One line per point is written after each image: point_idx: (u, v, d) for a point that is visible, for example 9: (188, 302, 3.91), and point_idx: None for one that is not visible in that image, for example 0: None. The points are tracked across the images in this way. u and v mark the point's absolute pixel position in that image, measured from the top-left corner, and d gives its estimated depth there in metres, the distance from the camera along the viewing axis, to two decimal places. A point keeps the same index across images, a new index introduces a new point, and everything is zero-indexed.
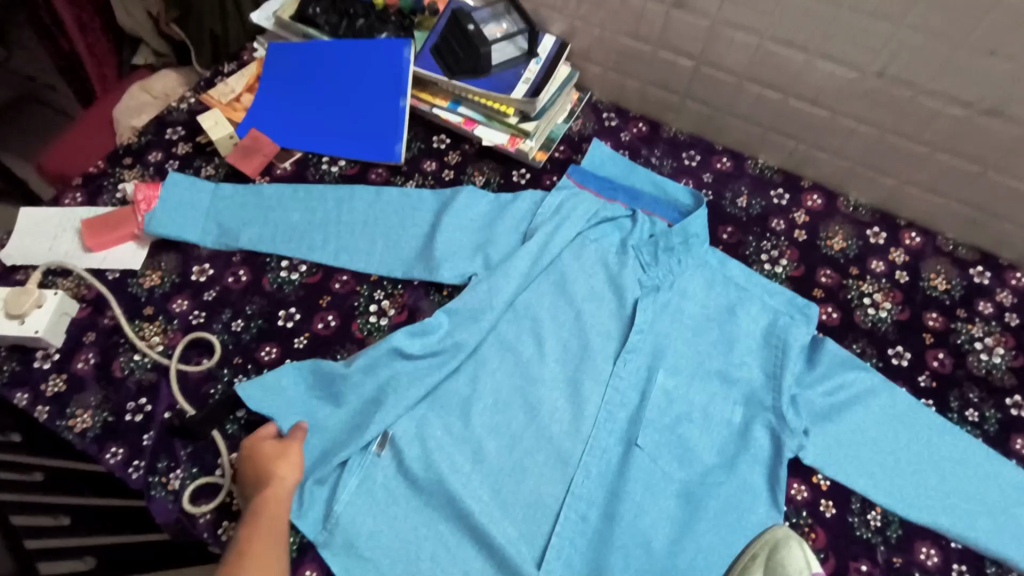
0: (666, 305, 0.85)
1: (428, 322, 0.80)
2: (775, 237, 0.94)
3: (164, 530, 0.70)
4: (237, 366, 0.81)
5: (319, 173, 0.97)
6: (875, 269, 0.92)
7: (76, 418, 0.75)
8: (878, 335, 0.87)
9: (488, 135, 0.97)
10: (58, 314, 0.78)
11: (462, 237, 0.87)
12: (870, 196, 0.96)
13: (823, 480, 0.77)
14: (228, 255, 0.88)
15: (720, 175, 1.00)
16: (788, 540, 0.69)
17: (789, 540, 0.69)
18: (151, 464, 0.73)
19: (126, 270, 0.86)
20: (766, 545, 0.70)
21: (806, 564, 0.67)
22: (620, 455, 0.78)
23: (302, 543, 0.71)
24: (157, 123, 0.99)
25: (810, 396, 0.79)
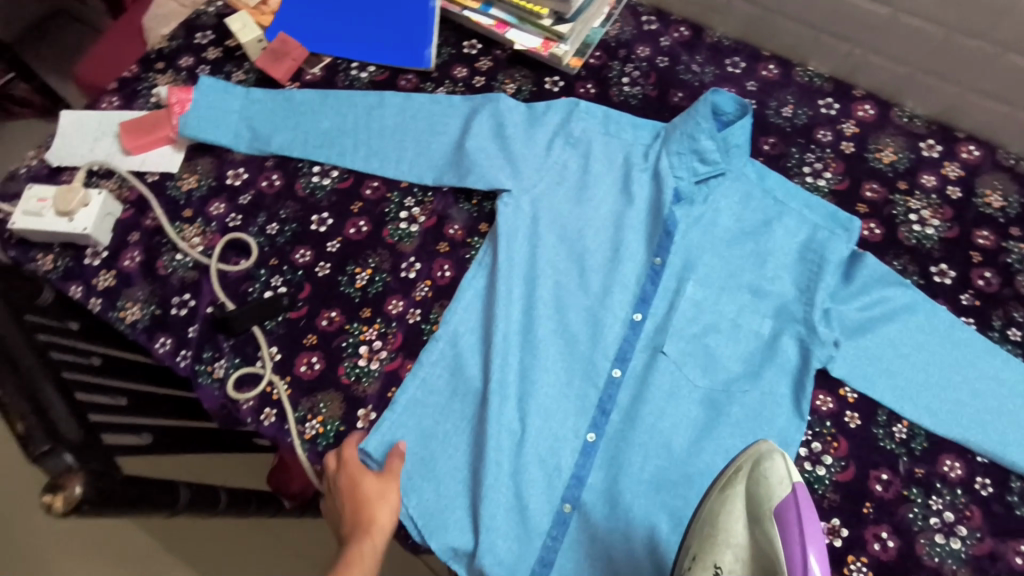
0: (700, 218, 0.84)
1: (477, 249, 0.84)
2: (821, 149, 0.90)
3: (212, 414, 0.76)
4: (273, 267, 0.83)
5: (348, 79, 0.95)
6: (925, 184, 0.87)
7: (127, 310, 0.79)
8: (922, 252, 0.84)
9: (522, 39, 0.94)
10: (103, 214, 0.81)
11: (492, 146, 0.85)
12: (927, 106, 0.90)
13: (850, 393, 0.77)
14: (262, 159, 0.89)
15: (766, 83, 0.94)
16: (771, 450, 0.58)
17: (773, 453, 0.58)
18: (197, 354, 0.78)
19: (164, 173, 0.87)
20: (750, 458, 0.61)
21: (787, 474, 0.56)
22: (645, 361, 0.79)
23: (338, 430, 0.76)
24: (187, 27, 0.98)
25: (844, 310, 0.78)
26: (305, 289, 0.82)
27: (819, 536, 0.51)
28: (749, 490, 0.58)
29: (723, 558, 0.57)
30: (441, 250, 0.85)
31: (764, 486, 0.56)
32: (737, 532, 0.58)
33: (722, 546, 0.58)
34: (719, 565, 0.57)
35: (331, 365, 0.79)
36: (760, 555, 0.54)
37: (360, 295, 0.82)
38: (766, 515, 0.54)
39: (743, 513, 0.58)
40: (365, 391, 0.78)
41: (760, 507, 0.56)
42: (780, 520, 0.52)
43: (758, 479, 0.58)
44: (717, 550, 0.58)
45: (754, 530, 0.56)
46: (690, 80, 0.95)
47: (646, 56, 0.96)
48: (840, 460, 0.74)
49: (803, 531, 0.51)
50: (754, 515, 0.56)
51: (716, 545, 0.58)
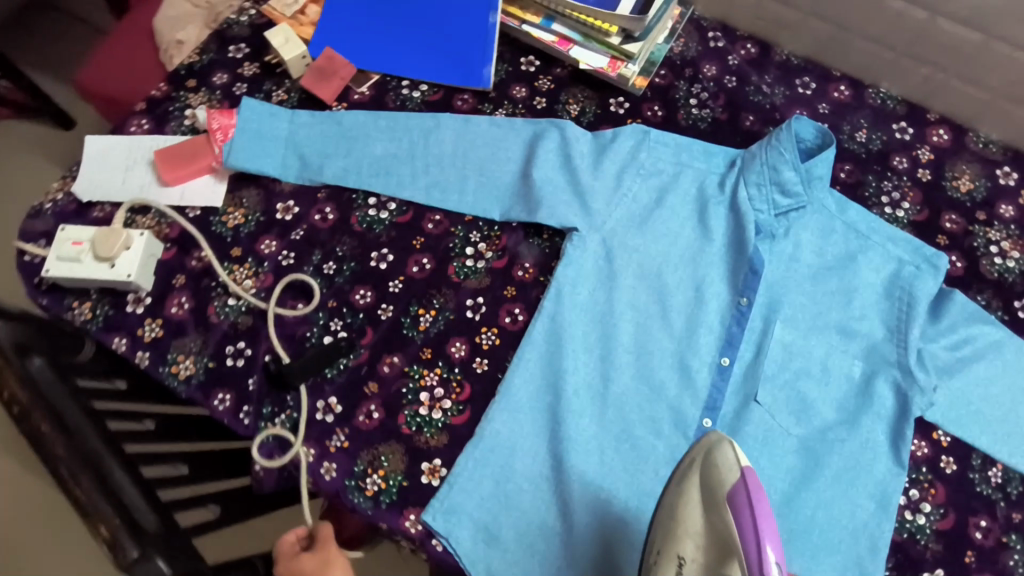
0: (782, 253, 0.81)
1: (548, 292, 0.78)
2: (897, 177, 0.87)
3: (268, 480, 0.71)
4: (332, 309, 0.77)
5: (400, 99, 0.88)
6: (1003, 214, 0.85)
7: (178, 364, 0.73)
8: (1006, 286, 0.82)
9: (587, 57, 0.88)
10: (147, 258, 0.74)
11: (560, 178, 0.81)
12: (1003, 132, 0.87)
13: (943, 436, 0.75)
14: (313, 190, 0.82)
15: (838, 106, 0.91)
16: (721, 439, 0.55)
17: (723, 441, 0.55)
18: (258, 410, 0.72)
19: (206, 207, 0.80)
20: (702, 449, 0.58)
21: (736, 459, 0.53)
22: (736, 409, 0.76)
23: (402, 485, 0.71)
24: (218, 40, 0.90)
25: (934, 350, 0.76)
26: (367, 334, 0.76)
27: (774, 520, 0.48)
28: (705, 479, 0.55)
29: (684, 548, 0.55)
30: (508, 294, 0.80)
31: (717, 475, 0.53)
32: (694, 519, 0.56)
33: (681, 535, 0.56)
34: (681, 556, 0.55)
35: (391, 413, 0.73)
36: (723, 542, 0.52)
37: (421, 337, 0.77)
38: (720, 501, 0.52)
39: (699, 502, 0.55)
40: (428, 443, 0.72)
41: (716, 496, 0.53)
42: (732, 503, 0.50)
43: (711, 468, 0.54)
44: (676, 539, 0.56)
45: (714, 518, 0.53)
46: (761, 102, 0.90)
47: (712, 75, 0.92)
48: (938, 507, 0.72)
49: (756, 515, 0.48)
50: (710, 502, 0.54)
51: (676, 535, 0.56)
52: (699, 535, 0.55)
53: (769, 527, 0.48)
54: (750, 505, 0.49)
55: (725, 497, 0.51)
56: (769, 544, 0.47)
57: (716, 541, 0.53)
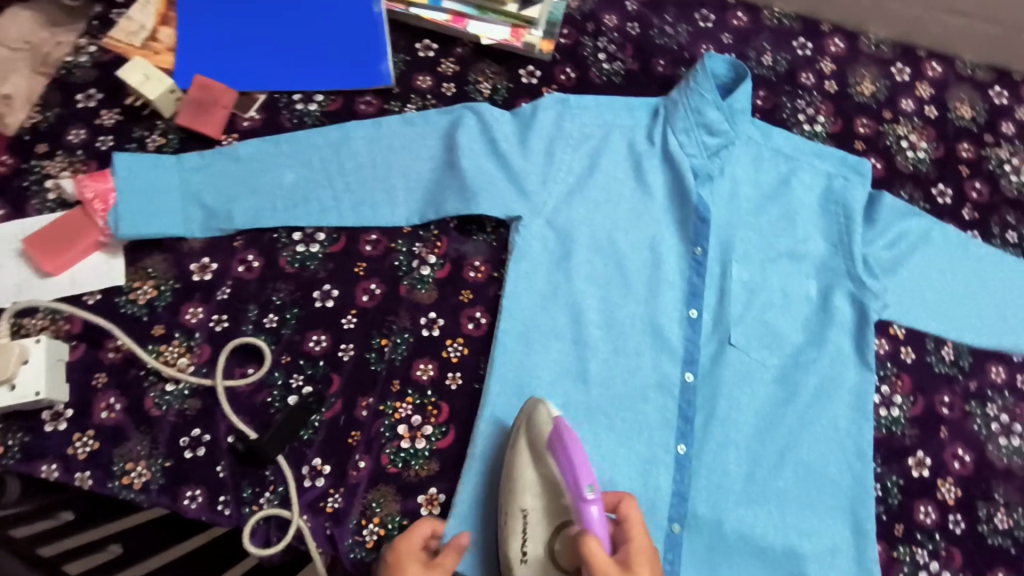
0: (722, 192, 0.78)
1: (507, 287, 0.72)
2: (808, 94, 0.89)
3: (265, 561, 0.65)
4: (289, 365, 0.70)
5: (296, 116, 0.79)
6: (905, 108, 0.90)
7: (130, 473, 0.64)
8: (921, 177, 0.87)
9: (487, 31, 0.84)
10: (53, 365, 0.64)
11: (488, 163, 0.74)
12: (889, 29, 0.91)
13: (899, 329, 0.80)
14: (228, 241, 0.73)
15: (740, 33, 0.91)
16: (535, 399, 0.64)
17: (536, 402, 0.64)
18: (238, 497, 0.65)
19: (107, 288, 0.70)
20: (526, 416, 0.65)
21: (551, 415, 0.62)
22: (712, 354, 0.74)
23: (401, 525, 0.67)
24: (60, 90, 0.78)
25: (876, 253, 0.78)
26: (333, 381, 0.70)
27: (586, 457, 0.56)
28: (528, 440, 0.63)
29: (524, 501, 0.62)
30: (464, 299, 0.74)
31: (537, 431, 0.62)
32: (525, 475, 0.63)
33: (519, 492, 0.63)
34: (522, 509, 0.62)
35: (374, 456, 0.68)
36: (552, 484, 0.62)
37: (386, 367, 0.71)
38: (546, 453, 0.62)
39: (526, 457, 0.63)
40: (419, 475, 0.68)
41: (541, 447, 0.62)
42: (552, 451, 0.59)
43: (530, 428, 0.63)
44: (512, 496, 0.63)
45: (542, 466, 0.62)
46: (667, 44, 0.89)
47: (615, 25, 0.89)
48: (908, 397, 0.78)
49: (571, 457, 0.56)
50: (536, 455, 0.63)
51: (514, 493, 0.62)
52: (533, 486, 0.63)
53: (584, 466, 0.56)
54: (563, 447, 0.57)
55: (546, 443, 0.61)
56: (580, 474, 0.55)
57: (548, 485, 0.62)
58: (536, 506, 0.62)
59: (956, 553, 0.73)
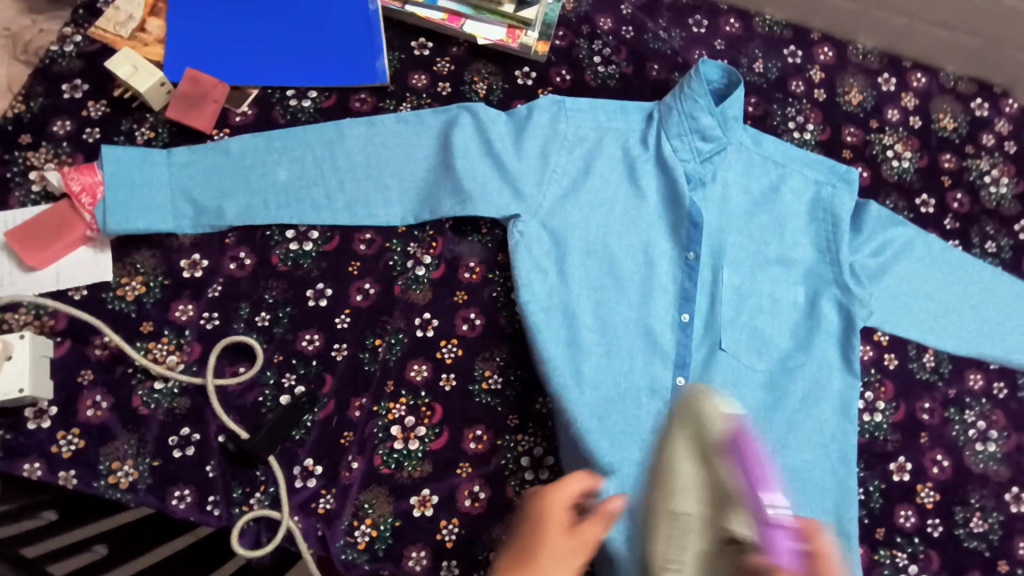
0: (714, 198, 0.79)
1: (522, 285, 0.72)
2: (798, 101, 0.91)
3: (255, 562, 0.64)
4: (281, 364, 0.69)
5: (289, 112, 0.78)
6: (891, 118, 0.92)
7: (117, 473, 0.63)
8: (905, 186, 0.89)
9: (482, 31, 0.83)
10: (37, 362, 0.63)
11: (484, 165, 0.74)
12: (877, 39, 0.93)
13: (883, 336, 0.82)
14: (219, 238, 0.72)
15: (732, 40, 0.92)
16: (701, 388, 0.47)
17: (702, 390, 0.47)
18: (227, 497, 0.65)
19: (93, 283, 0.69)
20: (680, 402, 0.49)
21: (721, 412, 0.46)
22: (702, 358, 0.75)
23: (394, 526, 0.67)
24: (44, 79, 0.76)
25: (861, 261, 0.80)
26: (326, 382, 0.70)
27: (767, 472, 0.44)
28: (692, 435, 0.46)
29: (680, 505, 0.46)
30: (459, 300, 0.74)
31: (704, 425, 0.46)
32: (683, 473, 0.46)
33: (675, 490, 0.46)
34: (677, 511, 0.46)
35: (366, 457, 0.68)
36: (718, 492, 0.45)
37: (380, 367, 0.71)
38: (716, 454, 0.45)
39: (682, 452, 0.46)
40: (411, 476, 0.68)
41: (716, 450, 0.45)
42: (727, 459, 0.45)
43: (697, 420, 0.46)
44: (660, 491, 0.47)
45: (706, 471, 0.46)
46: (661, 48, 0.90)
47: (610, 28, 0.89)
48: (890, 402, 0.80)
49: (750, 475, 0.44)
50: (704, 455, 0.45)
51: (667, 491, 0.46)
52: (695, 489, 0.46)
53: (766, 484, 0.44)
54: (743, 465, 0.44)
55: (715, 444, 0.45)
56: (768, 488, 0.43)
57: (712, 491, 0.45)
58: (699, 513, 0.46)
59: (934, 556, 0.76)
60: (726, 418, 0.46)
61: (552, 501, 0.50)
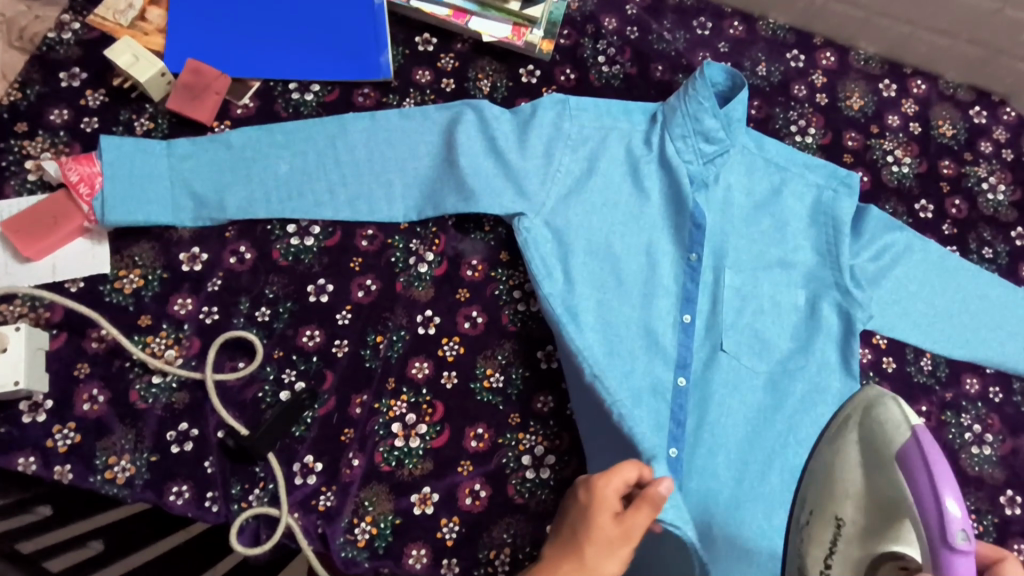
0: (716, 200, 0.79)
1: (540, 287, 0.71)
2: (800, 105, 0.91)
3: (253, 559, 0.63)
4: (281, 360, 0.69)
5: (291, 105, 0.77)
6: (892, 124, 0.92)
7: (113, 468, 0.62)
8: (905, 191, 0.90)
9: (488, 28, 0.83)
10: (32, 354, 0.62)
11: (488, 162, 0.73)
12: (878, 46, 0.93)
13: (881, 339, 0.83)
14: (220, 231, 0.71)
15: (736, 43, 0.92)
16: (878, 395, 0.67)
17: (885, 398, 0.66)
18: (226, 493, 0.64)
19: (90, 275, 0.68)
20: (860, 406, 0.69)
21: (905, 420, 0.61)
22: (704, 360, 0.75)
23: (394, 524, 0.66)
24: (41, 67, 0.74)
25: (861, 264, 0.81)
26: (327, 378, 0.69)
27: (950, 475, 0.55)
28: (862, 435, 0.66)
29: (844, 510, 0.63)
30: (462, 298, 0.74)
31: (879, 426, 0.64)
32: (854, 480, 0.64)
33: (842, 500, 0.64)
34: (839, 516, 0.64)
35: (367, 454, 0.67)
36: (887, 501, 0.59)
37: (382, 364, 0.70)
38: (890, 459, 0.60)
39: (857, 461, 0.65)
40: (412, 474, 0.67)
41: (880, 448, 0.62)
42: (907, 471, 0.57)
43: (872, 420, 0.65)
44: (834, 502, 0.65)
45: (883, 476, 0.61)
46: (665, 49, 0.90)
47: (614, 28, 0.89)
48: None
49: (935, 480, 0.54)
50: (877, 460, 0.62)
51: (835, 501, 0.65)
52: (858, 497, 0.63)
53: (947, 485, 0.54)
54: (925, 465, 0.56)
55: (894, 455, 0.60)
56: (946, 493, 0.53)
57: (880, 503, 0.60)
58: (854, 520, 0.62)
59: None
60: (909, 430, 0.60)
61: (600, 497, 0.53)
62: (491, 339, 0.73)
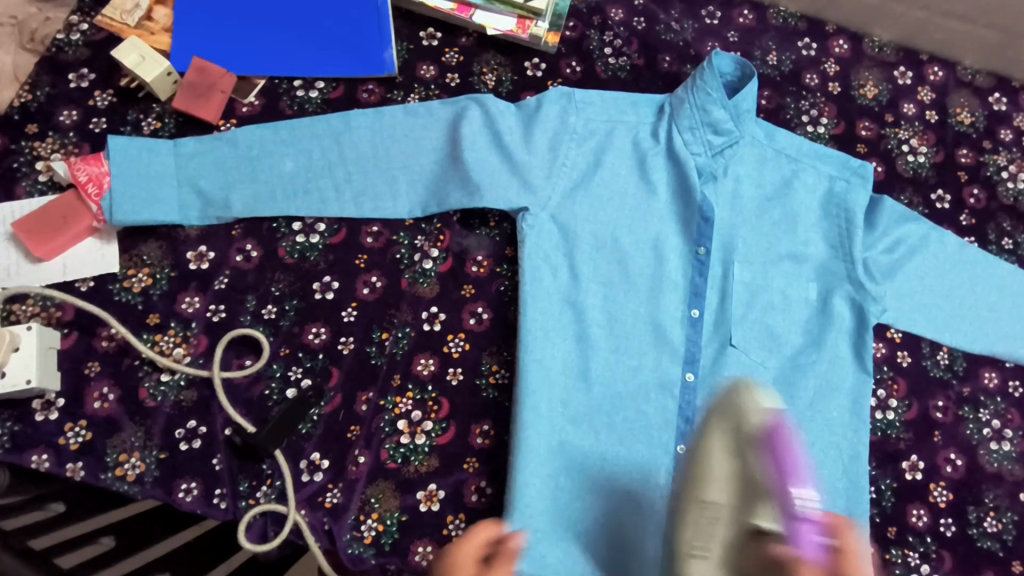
0: (725, 193, 0.78)
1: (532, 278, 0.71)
2: (812, 95, 0.89)
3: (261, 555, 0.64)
4: (288, 357, 0.69)
5: (296, 102, 0.77)
6: (907, 112, 0.90)
7: (123, 465, 0.63)
8: (921, 181, 0.87)
9: (493, 21, 0.82)
10: (44, 353, 0.63)
11: (493, 157, 0.73)
12: (893, 32, 0.91)
13: (895, 333, 0.81)
14: (226, 229, 0.72)
15: (745, 32, 0.91)
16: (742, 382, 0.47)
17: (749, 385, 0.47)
18: (234, 490, 0.64)
19: (100, 274, 0.69)
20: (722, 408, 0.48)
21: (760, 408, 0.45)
22: (712, 355, 0.74)
23: (400, 521, 0.66)
24: (50, 68, 0.75)
25: (875, 257, 0.79)
26: (332, 376, 0.69)
27: (800, 470, 0.44)
28: (732, 432, 0.46)
29: (711, 495, 0.48)
30: (466, 294, 0.74)
31: (739, 422, 0.46)
32: (717, 469, 0.47)
33: (705, 480, 0.48)
34: (709, 503, 0.48)
35: (373, 451, 0.67)
36: (749, 484, 0.45)
37: (387, 361, 0.70)
38: (754, 450, 0.45)
39: (728, 448, 0.47)
40: (418, 471, 0.68)
41: (745, 441, 0.45)
42: (765, 451, 0.44)
43: (733, 422, 0.46)
44: (701, 486, 0.48)
45: (741, 464, 0.46)
46: (673, 40, 0.88)
47: (621, 19, 0.88)
48: (903, 400, 0.79)
49: (784, 470, 0.44)
50: (738, 448, 0.46)
51: (700, 483, 0.48)
52: (728, 481, 0.47)
53: (796, 477, 0.44)
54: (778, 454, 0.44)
55: (752, 437, 0.45)
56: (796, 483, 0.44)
57: (743, 487, 0.46)
58: (728, 505, 0.47)
59: (946, 556, 0.75)
60: (765, 413, 0.45)
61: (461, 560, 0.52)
62: (496, 336, 0.73)
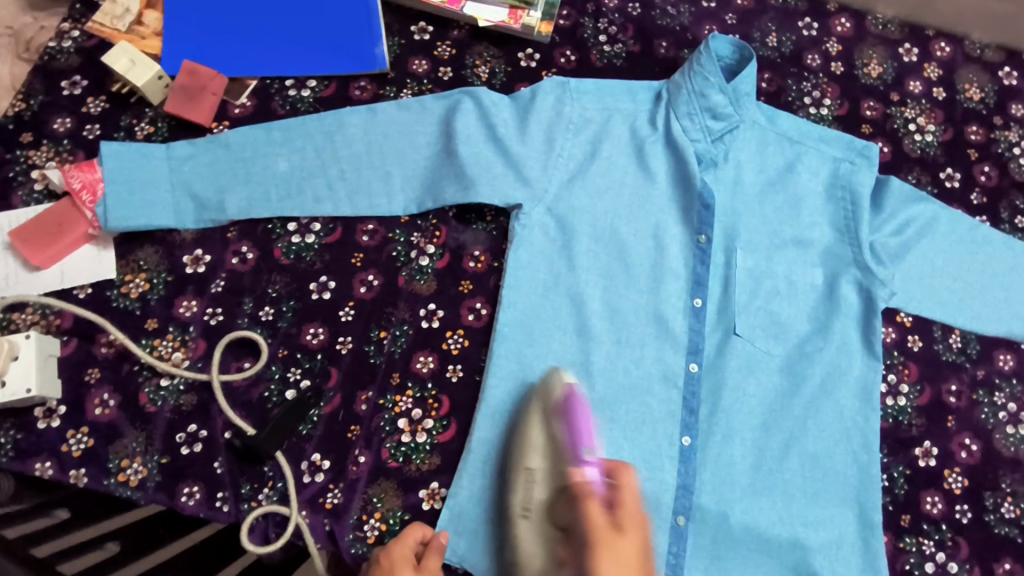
0: (726, 179, 0.76)
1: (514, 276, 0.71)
2: (814, 76, 0.87)
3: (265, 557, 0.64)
4: (286, 359, 0.69)
5: (288, 102, 0.77)
6: (913, 90, 0.87)
7: (126, 470, 0.64)
8: (929, 160, 0.85)
9: (484, 13, 0.81)
10: (43, 361, 0.63)
11: (488, 150, 0.72)
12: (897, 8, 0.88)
13: (906, 317, 0.79)
14: (221, 231, 0.71)
15: (743, 13, 0.89)
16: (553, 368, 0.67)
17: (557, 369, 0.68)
18: (236, 493, 0.64)
19: (97, 281, 0.69)
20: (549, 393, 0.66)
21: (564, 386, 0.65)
22: (716, 345, 0.73)
23: (403, 520, 0.66)
24: (42, 76, 0.75)
25: (883, 239, 0.77)
26: (331, 376, 0.69)
27: (591, 435, 0.62)
28: (545, 408, 0.65)
29: (532, 461, 0.63)
30: (464, 289, 0.73)
31: (547, 396, 0.65)
32: (533, 438, 0.64)
33: (528, 450, 0.64)
34: (528, 467, 0.63)
35: (374, 451, 0.67)
36: (558, 449, 0.63)
37: (386, 360, 0.70)
38: (553, 415, 0.64)
39: (540, 422, 0.64)
40: (420, 469, 0.67)
41: (551, 409, 0.64)
42: (562, 416, 0.63)
43: (546, 402, 0.65)
44: (520, 457, 0.64)
45: (551, 430, 0.64)
46: (669, 25, 0.86)
47: (615, 5, 0.86)
48: (915, 386, 0.77)
49: (579, 436, 0.62)
50: (547, 415, 0.64)
51: (522, 452, 0.64)
52: (542, 449, 0.63)
53: (586, 437, 0.62)
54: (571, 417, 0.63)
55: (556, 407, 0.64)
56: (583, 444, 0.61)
57: (554, 451, 0.63)
58: (541, 468, 0.63)
59: (963, 544, 0.73)
60: (563, 387, 0.65)
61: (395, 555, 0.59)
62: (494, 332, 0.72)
